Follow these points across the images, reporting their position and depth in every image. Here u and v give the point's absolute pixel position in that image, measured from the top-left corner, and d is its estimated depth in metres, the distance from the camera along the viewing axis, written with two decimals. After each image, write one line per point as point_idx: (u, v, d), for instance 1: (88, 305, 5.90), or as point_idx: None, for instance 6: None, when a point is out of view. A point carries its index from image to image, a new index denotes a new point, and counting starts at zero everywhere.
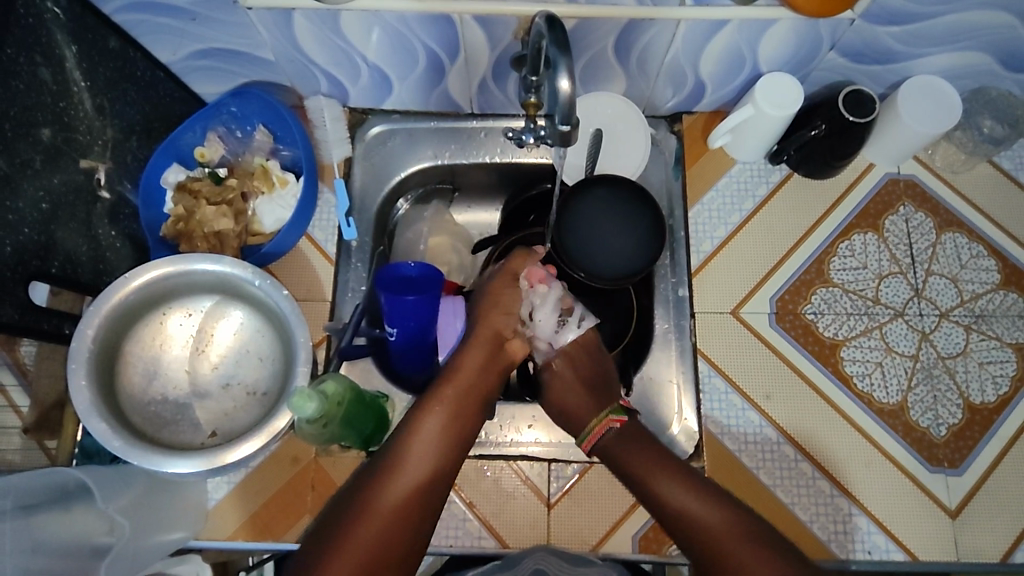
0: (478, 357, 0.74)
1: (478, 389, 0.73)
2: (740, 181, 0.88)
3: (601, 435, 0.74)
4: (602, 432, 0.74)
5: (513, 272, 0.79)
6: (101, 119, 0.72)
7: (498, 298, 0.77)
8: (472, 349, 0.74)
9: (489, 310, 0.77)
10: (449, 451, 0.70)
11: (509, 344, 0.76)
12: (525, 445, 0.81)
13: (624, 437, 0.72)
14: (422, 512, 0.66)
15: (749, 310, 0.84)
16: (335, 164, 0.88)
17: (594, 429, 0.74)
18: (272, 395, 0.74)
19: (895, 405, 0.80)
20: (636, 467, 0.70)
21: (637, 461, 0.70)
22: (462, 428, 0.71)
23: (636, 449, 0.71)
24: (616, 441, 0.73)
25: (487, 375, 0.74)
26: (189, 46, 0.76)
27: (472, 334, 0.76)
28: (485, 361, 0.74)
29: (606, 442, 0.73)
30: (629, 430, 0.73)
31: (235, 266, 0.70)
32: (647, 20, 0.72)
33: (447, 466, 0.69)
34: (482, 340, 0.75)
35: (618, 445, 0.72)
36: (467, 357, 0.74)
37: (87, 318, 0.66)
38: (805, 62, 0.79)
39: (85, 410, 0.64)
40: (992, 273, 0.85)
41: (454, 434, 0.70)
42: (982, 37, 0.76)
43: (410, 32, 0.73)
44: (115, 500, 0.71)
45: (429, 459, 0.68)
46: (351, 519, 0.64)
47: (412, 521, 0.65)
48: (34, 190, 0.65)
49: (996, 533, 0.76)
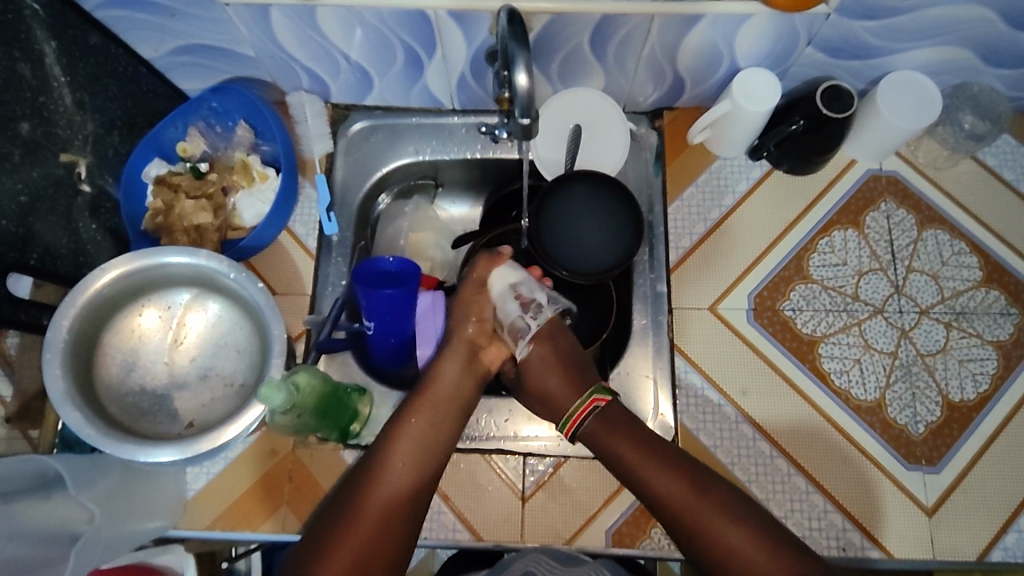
0: (455, 366, 0.75)
1: (457, 393, 0.75)
2: (720, 177, 0.88)
3: (586, 422, 0.75)
4: (593, 424, 0.75)
5: (479, 281, 0.79)
6: (81, 115, 0.74)
7: (467, 308, 0.78)
8: (447, 359, 0.76)
9: (460, 318, 0.78)
10: (431, 452, 0.71)
11: (483, 350, 0.78)
12: (503, 437, 0.82)
13: (609, 430, 0.74)
14: (405, 513, 0.68)
15: (727, 306, 0.84)
16: (316, 159, 0.88)
17: (578, 413, 0.75)
18: (248, 386, 0.75)
19: (873, 401, 0.80)
20: (673, 499, 0.69)
21: (672, 492, 0.70)
22: (444, 430, 0.73)
23: (671, 478, 0.70)
24: (642, 462, 0.71)
25: (465, 379, 0.76)
26: (170, 42, 0.77)
27: (446, 345, 0.77)
28: (463, 367, 0.76)
29: (589, 425, 0.75)
30: (654, 452, 0.72)
31: (210, 259, 0.71)
32: (620, 15, 0.72)
33: (428, 466, 0.70)
34: (458, 351, 0.76)
35: (644, 468, 0.71)
36: (444, 364, 0.75)
37: (63, 309, 0.67)
38: (783, 57, 0.79)
39: (59, 398, 0.65)
40: (974, 270, 0.84)
41: (435, 438, 0.72)
42: (961, 32, 0.75)
43: (386, 28, 0.74)
44: (88, 489, 0.71)
45: (409, 462, 0.70)
46: (339, 524, 0.66)
47: (397, 522, 0.67)
48: (12, 183, 0.66)
49: (973, 531, 0.76)
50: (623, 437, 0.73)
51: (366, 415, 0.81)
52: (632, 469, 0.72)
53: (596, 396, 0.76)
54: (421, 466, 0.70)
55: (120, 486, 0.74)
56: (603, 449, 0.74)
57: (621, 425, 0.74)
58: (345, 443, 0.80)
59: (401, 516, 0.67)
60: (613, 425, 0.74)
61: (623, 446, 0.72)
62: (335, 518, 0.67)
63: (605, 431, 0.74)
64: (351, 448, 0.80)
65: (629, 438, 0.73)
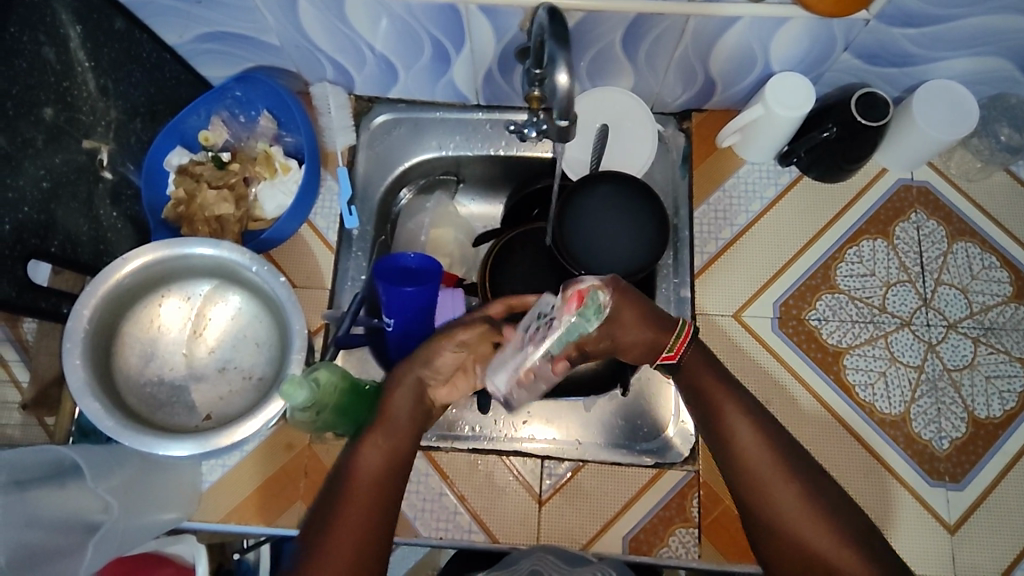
0: (404, 395, 0.65)
1: (410, 425, 0.65)
2: (748, 182, 0.87)
3: (683, 354, 0.67)
4: (693, 362, 0.67)
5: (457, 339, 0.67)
6: (105, 100, 0.73)
7: (432, 353, 0.67)
8: (397, 390, 0.66)
9: (415, 364, 0.67)
10: (398, 444, 0.64)
11: (437, 388, 0.68)
12: (513, 440, 0.81)
13: (705, 370, 0.67)
14: (375, 531, 0.61)
15: (752, 314, 0.82)
16: (339, 152, 0.87)
17: (675, 346, 0.67)
18: (267, 380, 0.75)
19: (896, 415, 0.79)
20: (747, 454, 0.64)
21: (746, 448, 0.64)
22: (402, 450, 0.64)
23: (751, 431, 0.65)
24: (732, 415, 0.65)
25: (416, 408, 0.66)
26: (194, 29, 0.76)
27: (396, 374, 0.66)
28: (418, 397, 0.66)
29: (687, 354, 0.67)
30: (743, 400, 0.66)
31: (232, 251, 0.70)
32: (656, 14, 0.70)
33: (392, 484, 0.62)
34: (407, 385, 0.66)
35: (727, 410, 0.65)
36: (396, 394, 0.65)
37: (84, 299, 0.67)
38: (819, 61, 0.77)
39: (80, 388, 0.65)
40: (1004, 285, 0.83)
41: (396, 458, 0.63)
42: (1002, 42, 0.74)
43: (415, 20, 0.72)
44: (106, 480, 0.70)
45: (371, 482, 0.62)
46: (319, 535, 0.60)
47: (371, 539, 0.60)
48: (35, 168, 0.65)
49: (995, 550, 0.75)
50: (717, 384, 0.66)
51: None
52: (717, 418, 0.66)
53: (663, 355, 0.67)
54: (384, 487, 0.62)
55: (136, 476, 0.73)
56: (689, 382, 0.67)
57: (716, 368, 0.67)
58: None
59: (372, 538, 0.60)
60: (708, 366, 0.67)
61: (718, 392, 0.66)
62: (315, 526, 0.61)
63: (694, 374, 0.67)
64: None
65: (722, 385, 0.66)
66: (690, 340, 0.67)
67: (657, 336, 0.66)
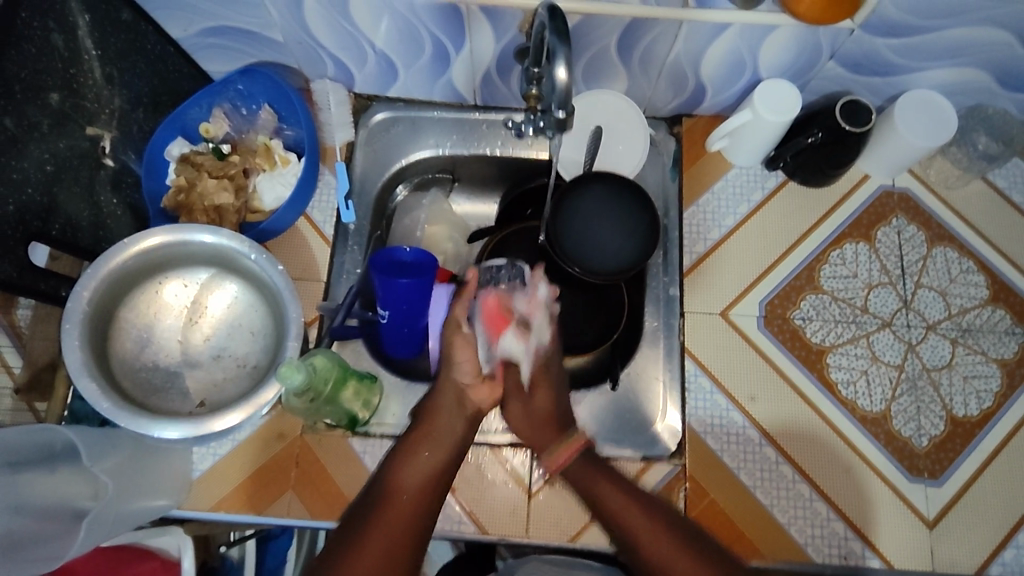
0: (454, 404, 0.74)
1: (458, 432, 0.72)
2: (736, 185, 0.89)
3: (568, 462, 0.71)
4: (580, 469, 0.70)
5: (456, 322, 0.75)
6: (110, 89, 0.74)
7: (451, 355, 0.74)
8: (443, 393, 0.74)
9: (445, 366, 0.74)
10: (436, 468, 0.69)
11: (474, 393, 0.74)
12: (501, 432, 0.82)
13: (602, 480, 0.69)
14: (417, 528, 0.64)
15: (739, 312, 0.84)
16: (337, 147, 0.89)
17: (560, 452, 0.72)
18: (261, 367, 0.75)
19: (878, 413, 0.81)
20: (659, 549, 0.64)
21: (655, 548, 0.64)
22: (447, 463, 0.70)
23: (651, 524, 0.65)
24: (630, 511, 0.67)
25: (464, 419, 0.73)
26: (198, 23, 0.77)
27: (441, 383, 0.74)
28: (460, 398, 0.74)
29: (572, 468, 0.71)
30: (635, 496, 0.68)
31: (232, 239, 0.71)
32: (650, 20, 0.73)
33: (435, 492, 0.67)
34: (450, 391, 0.74)
35: (624, 511, 0.67)
36: (442, 402, 0.73)
37: (85, 280, 0.67)
38: (806, 69, 0.80)
39: (77, 368, 0.65)
40: (981, 289, 0.85)
41: (434, 475, 0.68)
42: (980, 55, 0.77)
43: (417, 19, 0.74)
44: (102, 460, 0.71)
45: (418, 483, 0.67)
46: (368, 517, 0.64)
47: (413, 534, 0.63)
48: (39, 152, 0.66)
49: (973, 545, 0.77)
50: (588, 469, 0.70)
51: (375, 404, 0.81)
52: (617, 520, 0.67)
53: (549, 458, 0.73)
54: (430, 491, 0.67)
55: (130, 460, 0.73)
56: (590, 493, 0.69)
57: (613, 479, 0.69)
58: (353, 431, 0.80)
59: (412, 536, 0.64)
60: (607, 475, 0.69)
61: (616, 498, 0.67)
62: (366, 511, 0.65)
63: (590, 481, 0.69)
64: (358, 435, 0.80)
65: (614, 483, 0.69)
66: (581, 451, 0.72)
67: (548, 434, 0.74)
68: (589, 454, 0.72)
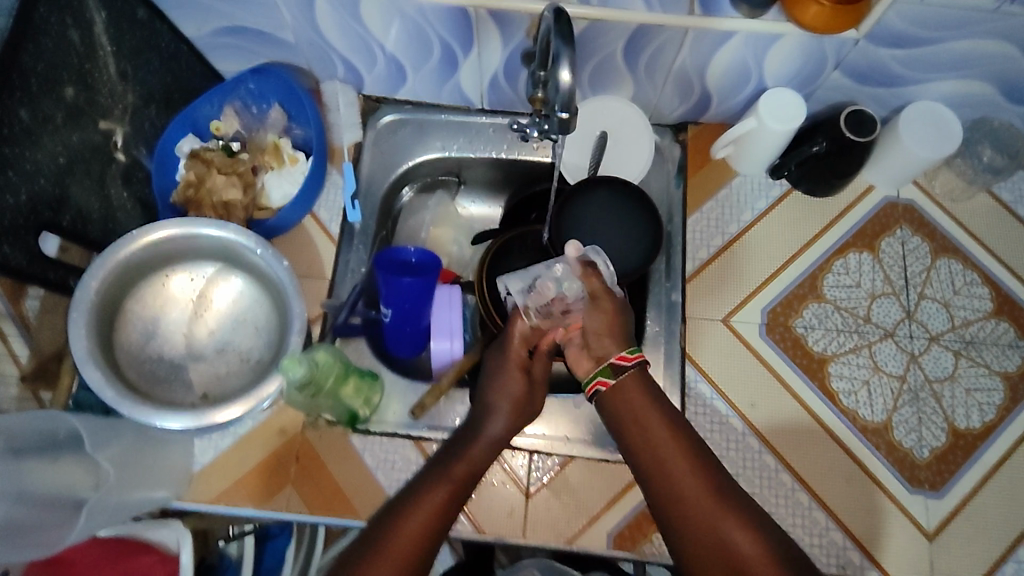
0: (494, 430, 0.70)
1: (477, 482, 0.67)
2: (740, 193, 0.90)
3: (625, 374, 0.69)
4: (631, 387, 0.69)
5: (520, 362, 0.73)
6: (123, 85, 0.76)
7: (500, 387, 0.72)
8: (490, 417, 0.70)
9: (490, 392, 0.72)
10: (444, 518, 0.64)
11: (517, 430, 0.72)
12: None
13: (644, 403, 0.68)
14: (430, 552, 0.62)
15: (740, 320, 0.85)
16: (345, 148, 0.91)
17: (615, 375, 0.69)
18: (264, 362, 0.76)
19: (879, 423, 0.81)
20: (697, 503, 0.63)
21: (687, 487, 0.63)
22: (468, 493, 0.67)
23: (689, 461, 0.64)
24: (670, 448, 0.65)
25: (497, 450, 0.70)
26: (212, 22, 0.79)
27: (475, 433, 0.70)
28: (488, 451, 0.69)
29: (621, 385, 0.69)
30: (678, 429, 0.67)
31: (238, 233, 0.72)
32: (656, 27, 0.74)
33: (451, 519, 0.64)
34: (503, 412, 0.71)
35: (661, 442, 0.66)
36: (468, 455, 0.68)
37: (93, 270, 0.68)
38: (811, 78, 0.81)
39: (82, 356, 0.66)
40: (985, 301, 0.85)
41: (438, 524, 0.63)
42: (985, 67, 0.77)
43: (426, 22, 0.75)
44: (104, 449, 0.72)
45: (424, 533, 0.62)
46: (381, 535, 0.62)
47: None
48: (52, 144, 0.68)
49: (973, 558, 0.76)
50: (638, 388, 0.69)
51: (376, 403, 0.81)
52: (653, 449, 0.66)
53: (601, 379, 0.70)
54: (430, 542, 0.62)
55: (128, 451, 0.74)
56: (631, 416, 0.68)
57: (659, 404, 0.68)
58: (353, 428, 0.80)
59: None
60: (649, 399, 0.68)
61: (658, 429, 0.66)
62: (361, 553, 0.61)
63: (631, 403, 0.68)
64: (358, 433, 0.80)
65: (662, 418, 0.67)
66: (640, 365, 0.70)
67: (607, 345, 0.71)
68: (642, 376, 0.69)
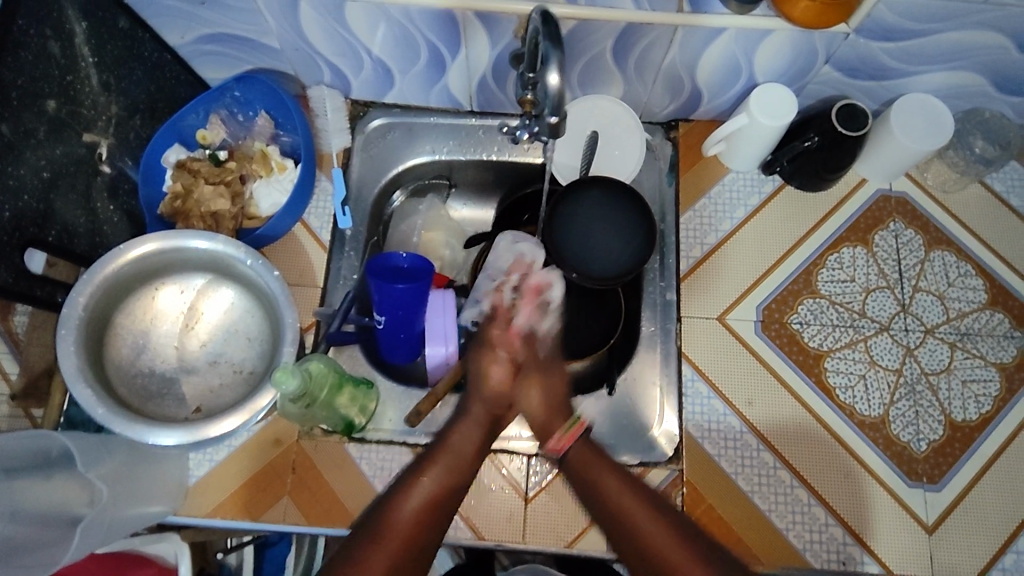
0: (472, 432, 0.68)
1: (474, 457, 0.67)
2: (732, 189, 0.89)
3: (571, 450, 0.69)
4: (580, 454, 0.68)
5: (510, 353, 0.73)
6: (106, 96, 0.74)
7: (491, 380, 0.72)
8: (465, 424, 0.69)
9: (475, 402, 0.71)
10: (446, 494, 0.63)
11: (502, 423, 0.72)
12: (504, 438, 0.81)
13: (601, 465, 0.67)
14: (422, 550, 0.60)
15: (736, 317, 0.84)
16: (333, 154, 0.89)
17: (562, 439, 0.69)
18: (257, 373, 0.76)
19: (876, 417, 0.81)
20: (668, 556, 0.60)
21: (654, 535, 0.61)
22: (460, 488, 0.65)
23: (652, 520, 0.62)
24: (635, 512, 0.63)
25: (480, 448, 0.68)
26: (196, 29, 0.78)
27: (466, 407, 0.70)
28: (482, 434, 0.69)
29: (573, 455, 0.68)
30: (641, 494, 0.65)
31: (226, 244, 0.71)
32: (644, 25, 0.73)
33: (444, 513, 0.62)
34: (478, 419, 0.69)
35: (628, 507, 0.64)
36: (461, 433, 0.68)
37: (80, 286, 0.68)
38: (801, 73, 0.80)
39: (71, 374, 0.65)
40: (979, 293, 0.85)
41: (441, 498, 0.63)
42: (975, 58, 0.77)
43: (413, 26, 0.75)
44: (95, 466, 0.70)
45: (428, 506, 0.61)
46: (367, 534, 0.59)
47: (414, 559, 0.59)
48: (35, 159, 0.67)
49: (973, 550, 0.76)
50: (588, 454, 0.68)
51: (372, 410, 0.80)
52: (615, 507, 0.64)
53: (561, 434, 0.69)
54: (434, 516, 0.61)
55: (125, 465, 0.73)
56: (588, 482, 0.66)
57: (613, 465, 0.67)
58: (349, 437, 0.79)
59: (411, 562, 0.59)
60: (605, 462, 0.67)
61: (623, 494, 0.64)
62: (363, 534, 0.59)
63: (589, 467, 0.67)
64: (354, 441, 0.79)
65: (617, 478, 0.65)
66: (581, 435, 0.69)
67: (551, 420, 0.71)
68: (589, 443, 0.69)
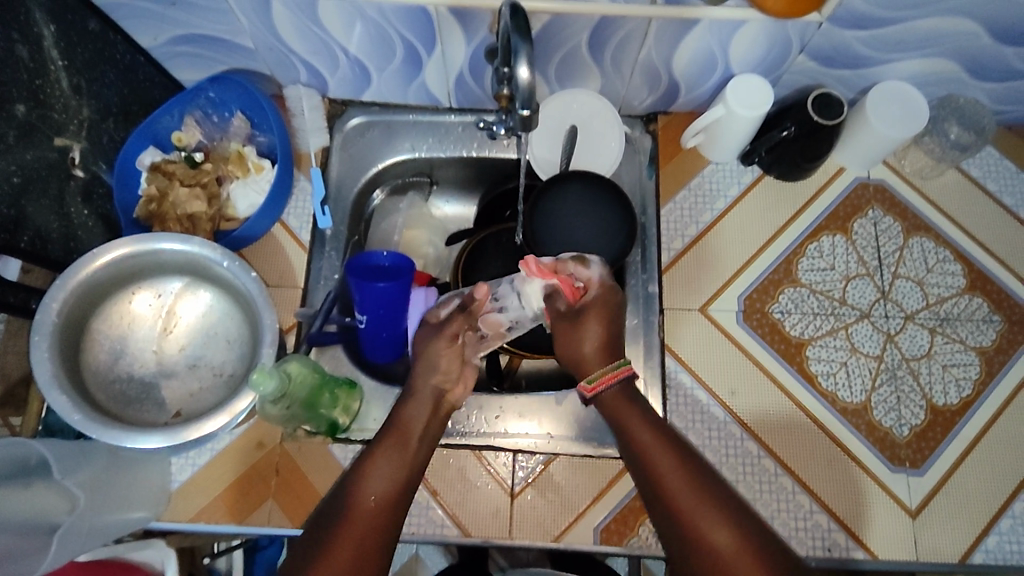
0: (422, 411, 0.70)
1: (426, 433, 0.69)
2: (712, 181, 0.90)
3: (604, 393, 0.71)
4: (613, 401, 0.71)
5: (452, 335, 0.73)
6: (78, 99, 0.73)
7: (432, 361, 0.72)
8: (413, 404, 0.70)
9: (424, 370, 0.72)
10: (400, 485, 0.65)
11: (450, 394, 0.73)
12: (492, 435, 0.81)
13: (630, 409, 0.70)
14: (382, 543, 0.61)
15: (718, 308, 0.84)
16: (312, 153, 0.88)
17: (599, 379, 0.71)
18: (238, 376, 0.75)
19: (859, 404, 0.81)
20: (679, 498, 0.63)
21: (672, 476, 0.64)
22: (417, 464, 0.67)
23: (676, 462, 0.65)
24: (661, 457, 0.66)
25: (432, 425, 0.70)
26: (168, 31, 0.77)
27: (413, 387, 0.71)
28: (433, 410, 0.70)
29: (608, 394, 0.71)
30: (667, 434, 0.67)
31: (203, 246, 0.71)
32: (619, 17, 0.73)
33: (405, 502, 0.64)
34: (424, 401, 0.70)
35: (650, 445, 0.67)
36: (410, 409, 0.69)
37: (53, 292, 0.67)
38: (776, 63, 0.81)
39: (46, 381, 0.64)
40: (958, 278, 0.86)
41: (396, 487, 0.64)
42: (948, 44, 0.77)
43: (387, 23, 0.74)
44: (74, 473, 0.68)
45: (385, 493, 0.64)
46: (332, 529, 0.61)
47: (379, 542, 0.61)
48: (5, 164, 0.66)
49: (955, 533, 0.77)
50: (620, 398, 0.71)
51: (356, 410, 0.80)
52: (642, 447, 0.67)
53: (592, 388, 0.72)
54: (394, 502, 0.63)
55: (104, 472, 0.72)
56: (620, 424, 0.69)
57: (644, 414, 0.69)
58: (335, 437, 0.79)
59: (375, 546, 0.61)
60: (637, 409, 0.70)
61: (654, 440, 0.67)
62: (326, 524, 0.62)
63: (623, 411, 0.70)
64: (339, 442, 0.79)
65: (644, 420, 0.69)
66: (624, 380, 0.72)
67: (592, 361, 0.73)
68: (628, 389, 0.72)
